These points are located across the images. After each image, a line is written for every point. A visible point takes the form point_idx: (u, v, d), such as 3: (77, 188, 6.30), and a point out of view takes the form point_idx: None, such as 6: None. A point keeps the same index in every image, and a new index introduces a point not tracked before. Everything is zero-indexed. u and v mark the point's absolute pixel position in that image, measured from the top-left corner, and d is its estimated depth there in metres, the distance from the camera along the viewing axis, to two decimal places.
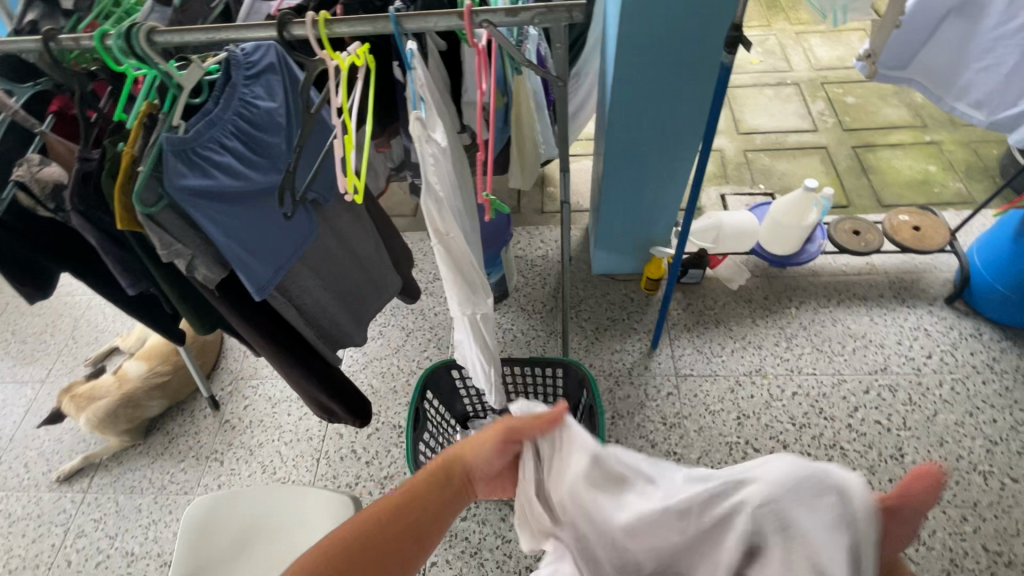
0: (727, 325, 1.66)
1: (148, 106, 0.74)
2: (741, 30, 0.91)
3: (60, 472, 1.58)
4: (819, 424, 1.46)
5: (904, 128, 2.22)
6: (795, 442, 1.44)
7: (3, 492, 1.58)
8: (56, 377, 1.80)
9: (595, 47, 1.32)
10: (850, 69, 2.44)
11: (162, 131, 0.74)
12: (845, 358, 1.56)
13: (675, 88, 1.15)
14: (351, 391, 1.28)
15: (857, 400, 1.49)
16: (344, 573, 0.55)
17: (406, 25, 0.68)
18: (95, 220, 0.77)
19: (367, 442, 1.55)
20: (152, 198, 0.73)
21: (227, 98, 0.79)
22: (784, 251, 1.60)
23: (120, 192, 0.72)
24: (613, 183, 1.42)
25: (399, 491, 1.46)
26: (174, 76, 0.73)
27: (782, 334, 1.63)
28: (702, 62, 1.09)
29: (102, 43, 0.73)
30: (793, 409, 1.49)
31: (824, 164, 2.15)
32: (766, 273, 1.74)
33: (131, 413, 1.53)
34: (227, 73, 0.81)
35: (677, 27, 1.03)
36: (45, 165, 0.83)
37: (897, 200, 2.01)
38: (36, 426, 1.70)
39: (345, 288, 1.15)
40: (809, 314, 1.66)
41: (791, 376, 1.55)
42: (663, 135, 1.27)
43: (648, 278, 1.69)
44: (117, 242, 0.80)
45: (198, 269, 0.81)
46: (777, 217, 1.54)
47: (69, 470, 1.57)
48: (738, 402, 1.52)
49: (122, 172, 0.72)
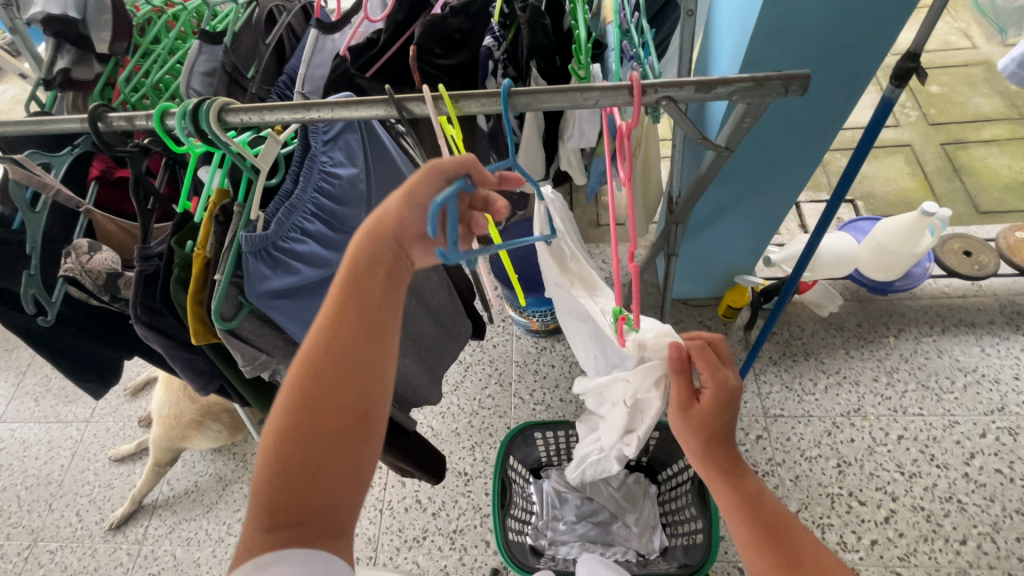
0: (818, 358, 1.51)
1: (218, 196, 0.60)
2: (919, 59, 0.73)
3: (111, 521, 1.51)
4: (931, 473, 1.32)
5: (998, 121, 2.00)
6: (906, 493, 1.30)
7: (57, 544, 1.52)
8: (101, 417, 1.73)
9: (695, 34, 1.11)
10: (931, 54, 2.22)
11: (239, 227, 0.60)
12: (955, 396, 1.41)
13: (805, 106, 1.00)
14: (427, 451, 1.16)
15: (972, 445, 1.34)
16: (301, 437, 0.50)
17: (536, 107, 0.50)
18: (163, 328, 0.64)
19: (432, 492, 1.45)
20: (231, 310, 0.61)
21: (307, 174, 0.66)
22: (886, 277, 1.44)
23: (193, 305, 0.60)
24: (704, 212, 1.28)
25: (472, 546, 1.37)
26: (250, 158, 0.59)
27: (880, 368, 1.47)
28: (837, 88, 0.97)
29: (162, 123, 0.57)
30: (900, 455, 1.35)
31: (910, 164, 1.94)
32: (858, 298, 1.58)
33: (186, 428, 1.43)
34: (305, 142, 0.67)
35: (809, 42, 0.89)
36: (95, 252, 0.70)
37: (996, 206, 1.81)
38: (85, 470, 1.64)
39: (419, 345, 1.04)
40: (909, 343, 1.50)
41: (894, 417, 1.40)
42: (775, 158, 1.12)
43: (727, 306, 1.55)
44: (187, 347, 0.68)
45: (281, 374, 0.69)
46: (883, 242, 1.37)
47: (121, 516, 1.51)
48: (837, 447, 1.38)
49: (196, 281, 0.59)
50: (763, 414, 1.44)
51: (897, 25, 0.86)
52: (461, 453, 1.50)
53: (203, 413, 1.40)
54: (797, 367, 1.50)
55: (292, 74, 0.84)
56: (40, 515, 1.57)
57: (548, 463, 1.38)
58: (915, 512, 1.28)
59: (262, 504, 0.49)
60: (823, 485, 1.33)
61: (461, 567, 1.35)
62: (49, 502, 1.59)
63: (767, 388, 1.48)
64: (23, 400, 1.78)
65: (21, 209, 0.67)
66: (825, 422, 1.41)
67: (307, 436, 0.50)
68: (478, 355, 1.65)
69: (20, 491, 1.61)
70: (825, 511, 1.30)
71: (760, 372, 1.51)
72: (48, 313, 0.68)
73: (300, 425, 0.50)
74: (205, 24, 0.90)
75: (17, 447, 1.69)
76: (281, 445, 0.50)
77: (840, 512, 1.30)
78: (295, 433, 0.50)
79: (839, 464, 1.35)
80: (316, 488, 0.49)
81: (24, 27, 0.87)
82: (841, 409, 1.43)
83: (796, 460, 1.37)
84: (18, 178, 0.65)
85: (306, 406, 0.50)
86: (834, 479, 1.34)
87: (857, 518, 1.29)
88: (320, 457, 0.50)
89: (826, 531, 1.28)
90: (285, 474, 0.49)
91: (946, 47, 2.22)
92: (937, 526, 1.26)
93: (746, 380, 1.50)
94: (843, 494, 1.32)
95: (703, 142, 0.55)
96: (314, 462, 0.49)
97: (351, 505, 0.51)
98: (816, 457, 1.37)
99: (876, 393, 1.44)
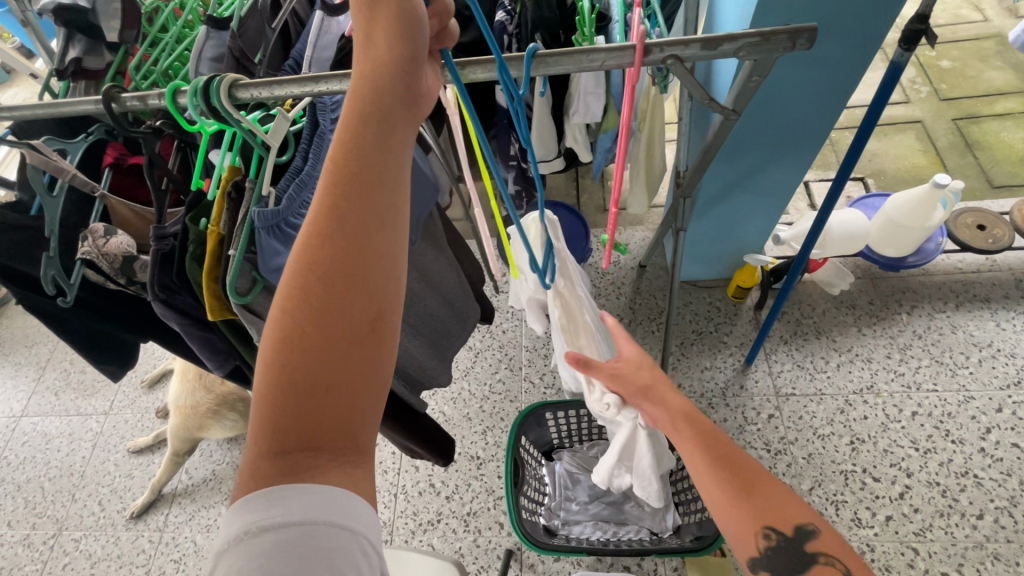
0: (830, 336, 1.50)
1: (229, 174, 0.61)
2: (929, 22, 0.72)
3: (133, 511, 1.55)
4: (946, 449, 1.31)
5: (1012, 94, 1.96)
6: (921, 469, 1.30)
7: (81, 532, 1.56)
8: (120, 409, 1.76)
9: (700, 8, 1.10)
10: (942, 29, 2.18)
11: (251, 204, 0.61)
12: (970, 371, 1.40)
13: (813, 77, 0.99)
14: (438, 433, 1.17)
15: (988, 420, 1.33)
16: (305, 331, 0.45)
17: (542, 71, 0.50)
18: (180, 306, 0.66)
19: (445, 476, 1.47)
20: (246, 285, 0.62)
21: (317, 150, 0.66)
22: (897, 253, 1.43)
23: (208, 281, 0.61)
24: (712, 191, 1.28)
25: (485, 528, 1.39)
26: (260, 134, 0.60)
27: (894, 345, 1.46)
28: (845, 58, 0.96)
29: (174, 101, 0.58)
30: (915, 431, 1.34)
31: (921, 140, 1.92)
32: (870, 275, 1.56)
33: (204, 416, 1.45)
34: (314, 119, 0.67)
35: (816, 11, 0.88)
36: (111, 236, 0.71)
37: (1010, 180, 1.79)
38: (106, 461, 1.67)
39: (429, 327, 1.05)
40: (923, 320, 1.48)
41: (908, 394, 1.39)
42: (782, 133, 1.11)
43: (737, 286, 1.54)
44: (203, 326, 0.69)
45: None
46: (895, 217, 1.35)
47: (141, 505, 1.54)
48: (850, 425, 1.37)
49: (211, 257, 0.60)
50: (774, 393, 1.44)
51: None
52: (474, 438, 1.51)
53: (218, 403, 1.42)
54: (809, 346, 1.49)
55: (298, 57, 0.85)
56: (64, 505, 1.61)
57: (560, 445, 1.39)
58: (930, 488, 1.27)
59: (265, 425, 0.44)
60: (837, 462, 1.33)
61: (475, 549, 1.37)
62: (72, 492, 1.63)
63: (778, 368, 1.48)
64: (44, 394, 1.82)
65: (39, 194, 0.68)
66: (837, 400, 1.41)
67: (311, 344, 0.44)
68: (488, 341, 1.66)
69: (44, 483, 1.65)
70: (839, 488, 1.30)
71: (771, 351, 1.50)
72: (67, 295, 0.70)
73: (306, 312, 0.45)
74: (211, 10, 0.91)
75: (39, 440, 1.73)
76: (283, 339, 0.45)
77: (855, 488, 1.29)
78: (293, 337, 0.44)
79: (853, 441, 1.35)
80: (320, 398, 0.44)
81: (35, 18, 0.88)
82: (854, 386, 1.42)
83: (809, 438, 1.37)
84: (35, 163, 0.66)
85: (302, 305, 0.45)
86: (847, 456, 1.33)
87: (871, 494, 1.28)
88: (327, 358, 0.44)
89: (840, 508, 1.28)
90: (290, 388, 0.44)
91: (956, 21, 2.19)
92: (953, 501, 1.25)
93: (757, 359, 1.50)
94: (857, 471, 1.31)
95: (710, 104, 0.55)
96: (330, 356, 0.44)
97: (368, 416, 0.46)
98: (829, 434, 1.36)
99: (890, 370, 1.43)
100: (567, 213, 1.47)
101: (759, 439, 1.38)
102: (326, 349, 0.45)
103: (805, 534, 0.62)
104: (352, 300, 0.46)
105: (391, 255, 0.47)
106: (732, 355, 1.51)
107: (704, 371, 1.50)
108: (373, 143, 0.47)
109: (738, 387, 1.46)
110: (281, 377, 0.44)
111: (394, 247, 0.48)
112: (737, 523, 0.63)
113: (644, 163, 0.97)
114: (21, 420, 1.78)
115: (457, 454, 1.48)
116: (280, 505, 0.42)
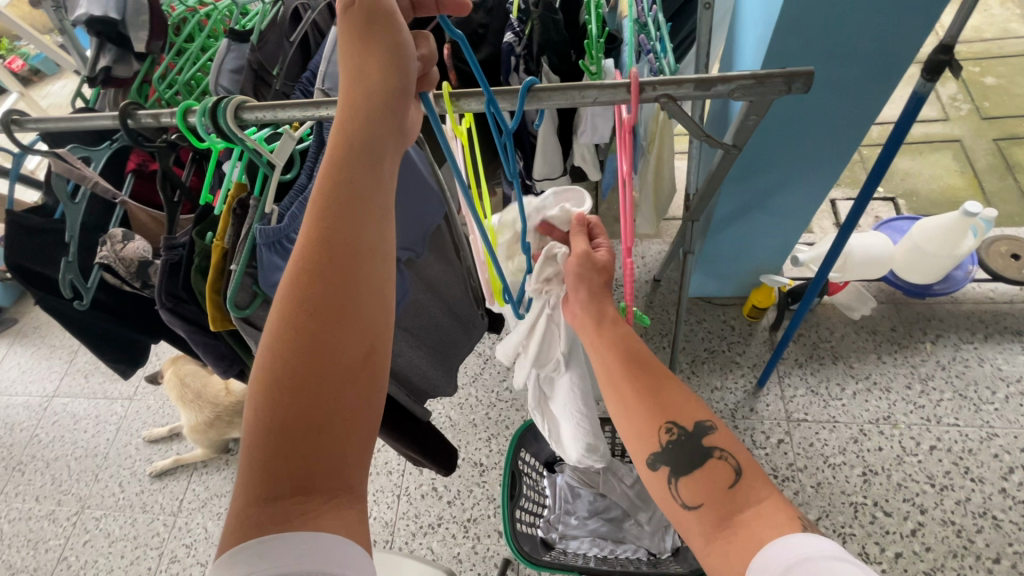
0: (847, 362, 1.45)
1: (235, 190, 0.63)
2: (952, 53, 0.69)
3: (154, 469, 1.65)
4: (964, 486, 1.26)
5: None
6: (936, 507, 1.25)
7: (102, 511, 1.63)
8: (143, 395, 1.83)
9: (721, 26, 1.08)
10: (988, 43, 2.08)
11: (254, 220, 0.63)
12: (995, 407, 1.34)
13: (835, 101, 0.97)
14: (439, 440, 1.19)
15: (1012, 460, 1.27)
16: (298, 369, 0.45)
17: (535, 105, 0.50)
18: (186, 314, 0.68)
19: (448, 481, 1.48)
20: (246, 299, 0.64)
21: (321, 169, 0.67)
22: (923, 280, 1.38)
23: (211, 293, 0.63)
24: (728, 210, 1.25)
25: (484, 536, 1.39)
26: (266, 154, 0.61)
27: (914, 375, 1.41)
28: (868, 82, 0.93)
29: (185, 120, 0.60)
30: (932, 466, 1.29)
31: (958, 161, 1.84)
32: (893, 301, 1.51)
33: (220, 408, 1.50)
34: (320, 138, 0.69)
35: (837, 35, 0.85)
36: (128, 241, 0.75)
37: None
38: (128, 445, 1.74)
39: (433, 337, 1.07)
40: (947, 350, 1.42)
41: (927, 427, 1.34)
42: (802, 156, 1.09)
43: (753, 306, 1.51)
44: (208, 333, 0.72)
45: None
46: (921, 243, 1.31)
47: (162, 466, 1.64)
48: (863, 455, 1.33)
49: (215, 270, 0.62)
50: (785, 417, 1.41)
51: (935, 14, 0.82)
52: (478, 444, 1.52)
53: None
54: (824, 370, 1.45)
55: (314, 70, 0.87)
56: (87, 484, 1.69)
57: (562, 457, 1.39)
58: (944, 526, 1.22)
59: (254, 474, 0.43)
60: (846, 493, 1.29)
61: (473, 555, 1.38)
62: (95, 473, 1.70)
63: (791, 392, 1.44)
64: (74, 376, 1.91)
65: (63, 201, 0.72)
66: (851, 429, 1.37)
67: (303, 382, 0.44)
68: (498, 348, 1.67)
69: (70, 461, 1.73)
70: (848, 520, 1.26)
71: (784, 374, 1.47)
72: (84, 298, 0.73)
73: (299, 351, 0.45)
74: (234, 22, 0.94)
75: (68, 420, 1.82)
76: (272, 380, 0.45)
77: (864, 521, 1.26)
78: (282, 380, 0.45)
79: (865, 473, 1.31)
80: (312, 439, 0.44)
81: (71, 27, 0.93)
82: (870, 415, 1.38)
83: (819, 467, 1.33)
84: (60, 171, 0.70)
85: (290, 349, 0.45)
86: (858, 487, 1.29)
87: (881, 529, 1.24)
88: (316, 399, 0.44)
89: (847, 541, 1.24)
90: (282, 433, 0.43)
91: (1004, 35, 2.08)
92: (968, 542, 1.20)
93: (769, 382, 1.46)
94: (867, 504, 1.27)
95: (708, 141, 0.54)
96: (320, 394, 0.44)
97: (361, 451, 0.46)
98: (840, 464, 1.32)
99: (909, 401, 1.38)
100: None
101: (766, 464, 1.35)
102: (317, 388, 0.45)
103: (702, 430, 0.59)
104: (344, 340, 0.46)
105: (376, 288, 0.48)
106: (744, 376, 1.48)
107: (713, 391, 1.48)
108: (357, 178, 0.48)
109: (748, 409, 1.43)
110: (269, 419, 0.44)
111: (380, 281, 0.49)
112: (635, 418, 0.61)
113: (652, 183, 0.96)
114: (53, 400, 1.87)
115: (461, 460, 1.50)
116: (268, 560, 0.39)
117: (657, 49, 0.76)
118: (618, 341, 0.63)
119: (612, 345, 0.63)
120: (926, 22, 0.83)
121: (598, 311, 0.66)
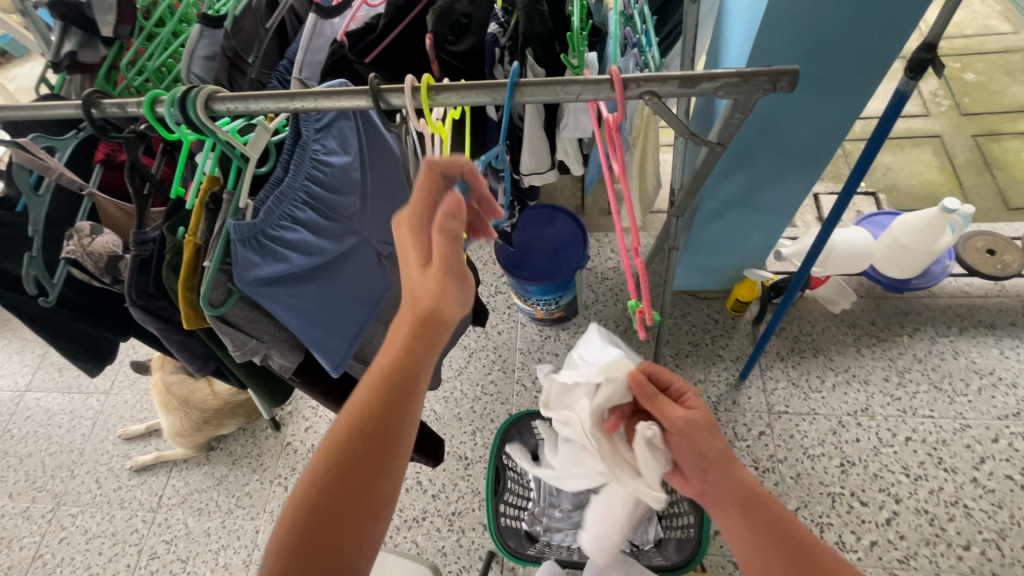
0: (827, 355, 1.48)
1: (208, 183, 0.61)
2: (935, 51, 0.69)
3: (133, 466, 1.62)
4: (938, 476, 1.29)
5: None
6: (910, 496, 1.28)
7: (78, 508, 1.60)
8: (120, 389, 1.79)
9: (709, 19, 1.07)
10: (969, 40, 2.10)
11: (228, 214, 0.61)
12: (968, 399, 1.37)
13: (820, 97, 0.96)
14: (422, 435, 1.18)
15: (984, 450, 1.31)
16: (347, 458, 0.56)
17: (517, 101, 0.49)
18: (157, 311, 0.66)
19: (432, 474, 1.48)
20: (220, 296, 0.62)
21: (298, 163, 0.66)
22: (902, 274, 1.39)
23: (183, 290, 0.61)
24: (712, 205, 1.25)
25: (469, 529, 1.40)
26: (239, 147, 0.59)
27: (892, 367, 1.44)
28: (853, 77, 0.92)
29: (153, 110, 0.57)
30: (907, 457, 1.32)
31: (938, 156, 1.86)
32: (873, 295, 1.53)
33: (206, 404, 1.48)
34: (296, 130, 0.67)
35: (822, 30, 0.84)
36: (97, 235, 0.72)
37: None
38: (104, 440, 1.71)
39: None
40: (924, 343, 1.45)
41: (903, 418, 1.37)
42: (786, 152, 1.08)
43: (736, 300, 1.52)
44: (182, 330, 0.70)
45: (272, 358, 0.71)
46: (901, 238, 1.32)
47: (141, 463, 1.61)
48: (841, 446, 1.35)
49: (187, 267, 0.60)
50: (767, 410, 1.43)
51: (920, 11, 0.81)
52: (463, 438, 1.52)
53: None
54: (805, 363, 1.47)
55: (291, 58, 0.84)
56: (63, 480, 1.65)
57: None
58: (918, 515, 1.26)
59: (291, 534, 0.54)
60: (825, 484, 1.32)
61: (458, 548, 1.38)
62: (71, 469, 1.67)
63: (772, 384, 1.46)
64: (48, 370, 1.86)
65: (25, 193, 0.69)
66: (830, 421, 1.39)
67: (347, 470, 0.56)
68: (483, 341, 1.66)
69: (45, 458, 1.69)
70: (825, 510, 1.29)
71: (766, 367, 1.48)
72: (50, 294, 0.71)
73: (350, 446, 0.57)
74: (207, 7, 0.90)
75: (42, 416, 1.77)
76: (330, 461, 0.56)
77: (841, 511, 1.28)
78: (341, 478, 0.56)
79: (843, 464, 1.33)
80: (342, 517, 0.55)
81: (34, 9, 0.88)
82: (849, 407, 1.40)
83: (798, 458, 1.35)
84: (21, 162, 0.67)
85: (352, 453, 0.56)
86: (836, 478, 1.32)
87: (857, 519, 1.27)
88: (351, 485, 0.56)
89: (825, 530, 1.27)
90: (321, 507, 0.55)
91: (985, 32, 2.11)
92: (940, 530, 1.24)
93: (751, 375, 1.48)
94: (845, 494, 1.30)
95: (692, 139, 0.53)
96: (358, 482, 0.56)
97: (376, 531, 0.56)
98: (819, 455, 1.35)
99: (886, 393, 1.40)
100: (565, 218, 1.45)
101: (748, 456, 1.37)
102: (358, 476, 0.56)
103: None
104: (383, 441, 0.57)
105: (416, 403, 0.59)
106: (727, 369, 1.50)
107: (697, 383, 1.49)
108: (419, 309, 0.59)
109: (730, 402, 1.45)
110: (323, 501, 0.54)
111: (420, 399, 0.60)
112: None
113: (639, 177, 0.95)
114: (26, 395, 1.82)
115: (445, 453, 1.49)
116: None
117: (643, 43, 0.75)
118: (747, 501, 0.59)
119: (739, 507, 0.59)
120: (910, 19, 0.83)
121: (708, 450, 0.62)
